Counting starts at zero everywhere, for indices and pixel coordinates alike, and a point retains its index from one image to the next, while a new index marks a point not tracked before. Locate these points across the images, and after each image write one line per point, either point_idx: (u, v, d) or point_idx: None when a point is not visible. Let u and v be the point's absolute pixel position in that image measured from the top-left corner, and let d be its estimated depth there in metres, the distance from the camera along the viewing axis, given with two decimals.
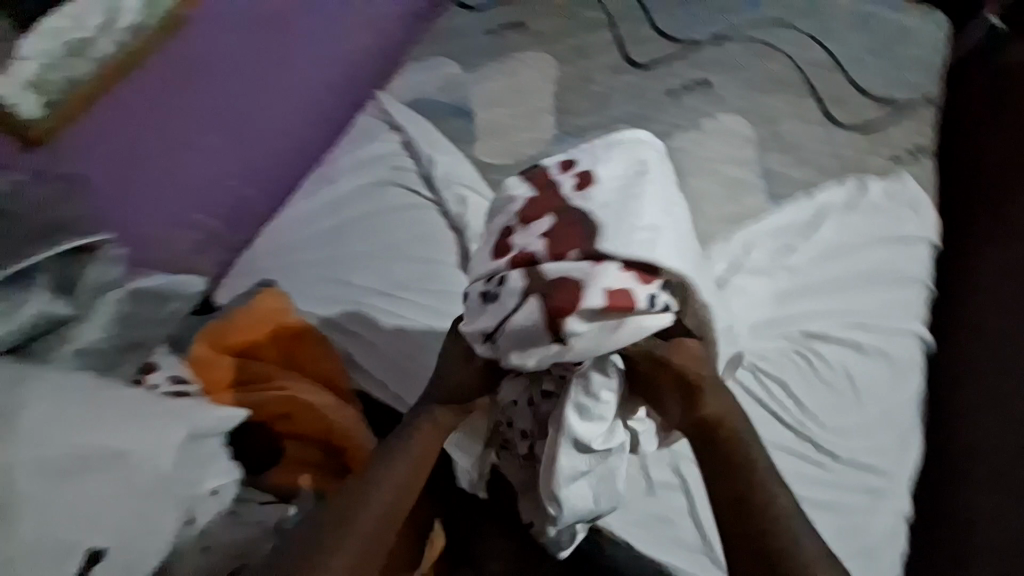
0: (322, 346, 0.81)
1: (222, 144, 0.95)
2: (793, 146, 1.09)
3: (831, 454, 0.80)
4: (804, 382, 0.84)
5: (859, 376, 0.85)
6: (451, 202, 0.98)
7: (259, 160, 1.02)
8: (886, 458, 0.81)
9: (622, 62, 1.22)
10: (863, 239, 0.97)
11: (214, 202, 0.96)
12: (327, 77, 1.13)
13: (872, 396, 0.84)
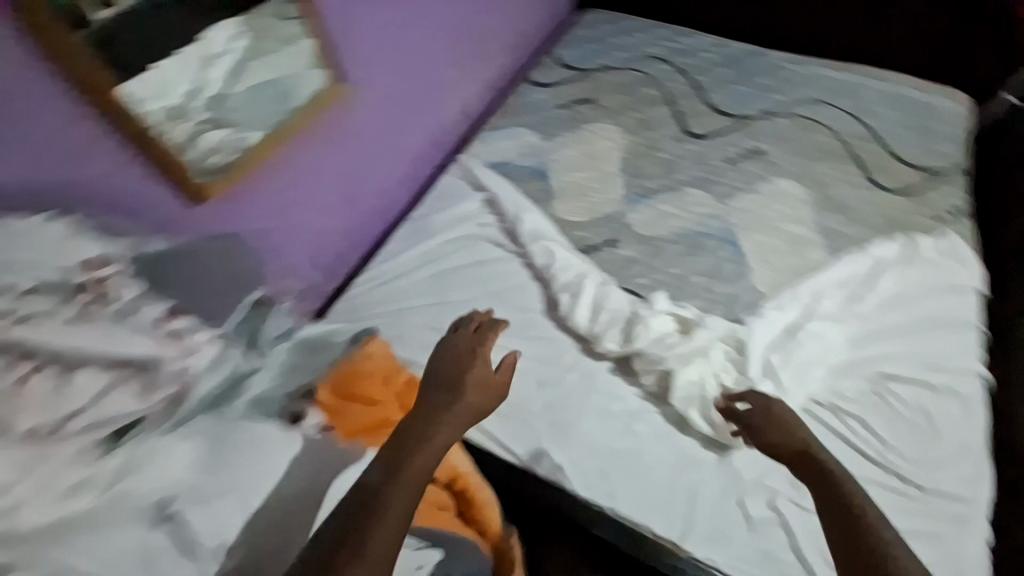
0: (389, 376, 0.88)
1: (349, 186, 1.11)
2: (844, 207, 1.21)
3: (917, 487, 0.84)
4: (894, 428, 0.88)
5: (936, 416, 0.89)
6: (539, 257, 1.08)
7: (346, 208, 1.11)
8: (969, 488, 0.84)
9: (679, 131, 1.37)
10: (921, 288, 1.04)
11: (322, 251, 1.10)
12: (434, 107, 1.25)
13: (947, 429, 0.88)
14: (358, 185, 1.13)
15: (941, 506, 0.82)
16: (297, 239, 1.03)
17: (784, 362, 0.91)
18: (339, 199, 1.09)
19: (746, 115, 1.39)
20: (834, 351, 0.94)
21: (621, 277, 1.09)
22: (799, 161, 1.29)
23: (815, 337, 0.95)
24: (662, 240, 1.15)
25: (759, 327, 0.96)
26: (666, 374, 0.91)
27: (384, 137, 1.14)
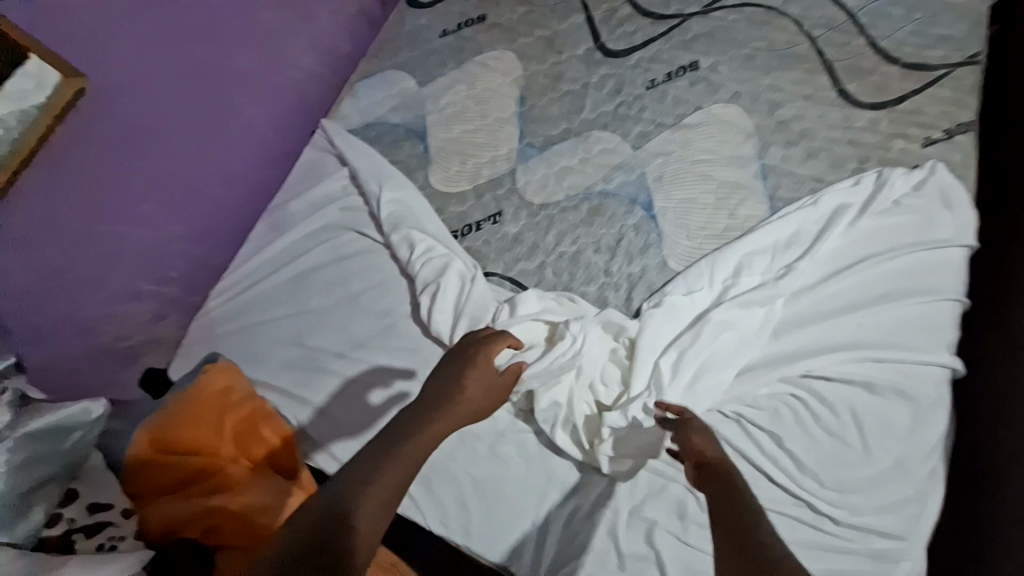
0: (232, 415, 0.76)
1: (177, 182, 0.90)
2: (799, 134, 0.92)
3: (830, 515, 0.69)
4: (814, 431, 0.72)
5: (868, 421, 0.72)
6: (400, 250, 0.89)
7: (180, 211, 0.92)
8: (900, 517, 0.69)
9: (593, 48, 1.06)
10: (880, 248, 0.81)
11: (166, 266, 0.92)
12: (258, 58, 0.99)
13: (885, 440, 0.71)
14: (191, 179, 0.92)
15: (859, 539, 0.68)
16: (121, 261, 0.86)
17: (676, 366, 0.75)
18: (167, 201, 0.90)
19: (682, 13, 1.05)
20: (747, 346, 0.76)
21: (503, 263, 0.90)
22: (746, 73, 0.98)
23: (722, 328, 0.76)
24: (555, 206, 0.92)
25: (656, 319, 0.78)
26: (530, 392, 0.78)
27: (199, 112, 0.92)
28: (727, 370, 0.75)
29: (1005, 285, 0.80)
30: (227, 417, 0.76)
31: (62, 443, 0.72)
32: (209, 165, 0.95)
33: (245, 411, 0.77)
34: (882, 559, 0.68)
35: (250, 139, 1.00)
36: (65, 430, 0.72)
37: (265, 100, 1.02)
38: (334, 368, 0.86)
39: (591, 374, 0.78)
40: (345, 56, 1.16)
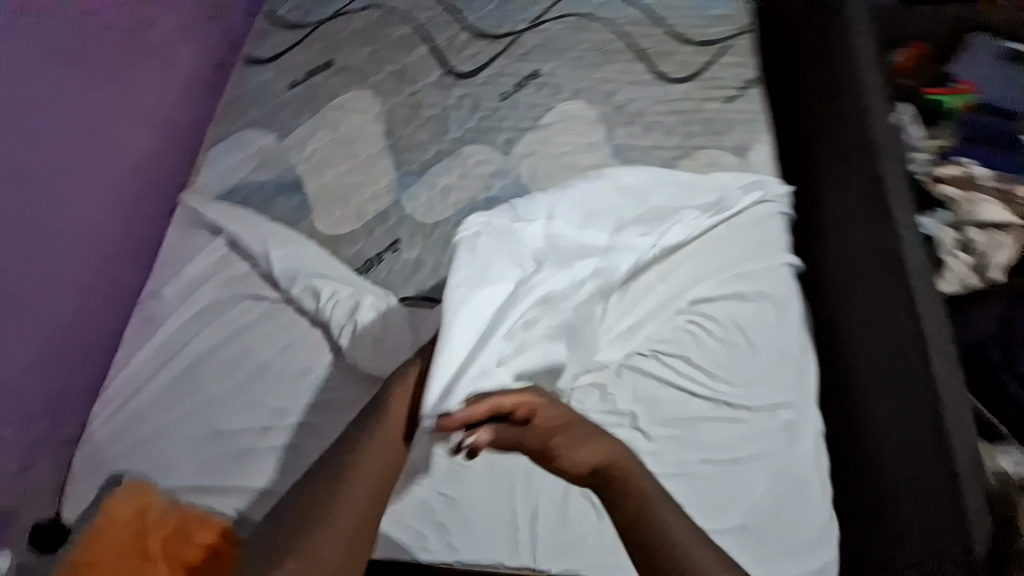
0: (148, 536, 0.66)
1: (19, 295, 0.79)
2: (635, 115, 1.07)
3: (743, 408, 0.80)
4: (710, 345, 0.83)
5: (749, 324, 0.85)
6: (305, 301, 0.87)
7: (28, 333, 0.80)
8: (793, 392, 0.82)
9: (443, 74, 1.13)
10: (717, 188, 0.98)
11: (23, 394, 0.80)
12: (90, 149, 0.91)
13: (765, 336, 0.84)
14: (34, 291, 0.82)
15: (769, 420, 0.79)
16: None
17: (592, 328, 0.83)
18: (10, 319, 0.78)
19: (513, 31, 1.17)
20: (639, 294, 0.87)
21: (413, 287, 0.91)
22: (579, 72, 1.12)
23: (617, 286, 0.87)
24: (447, 222, 0.97)
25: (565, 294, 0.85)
26: None
27: (31, 221, 0.81)
28: (637, 317, 0.84)
29: (805, 193, 1.01)
30: (143, 541, 0.66)
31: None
32: (54, 268, 0.85)
33: (165, 526, 0.67)
34: (795, 432, 0.79)
35: (93, 235, 0.92)
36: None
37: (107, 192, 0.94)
38: (263, 443, 0.80)
39: None
40: (187, 129, 1.11)
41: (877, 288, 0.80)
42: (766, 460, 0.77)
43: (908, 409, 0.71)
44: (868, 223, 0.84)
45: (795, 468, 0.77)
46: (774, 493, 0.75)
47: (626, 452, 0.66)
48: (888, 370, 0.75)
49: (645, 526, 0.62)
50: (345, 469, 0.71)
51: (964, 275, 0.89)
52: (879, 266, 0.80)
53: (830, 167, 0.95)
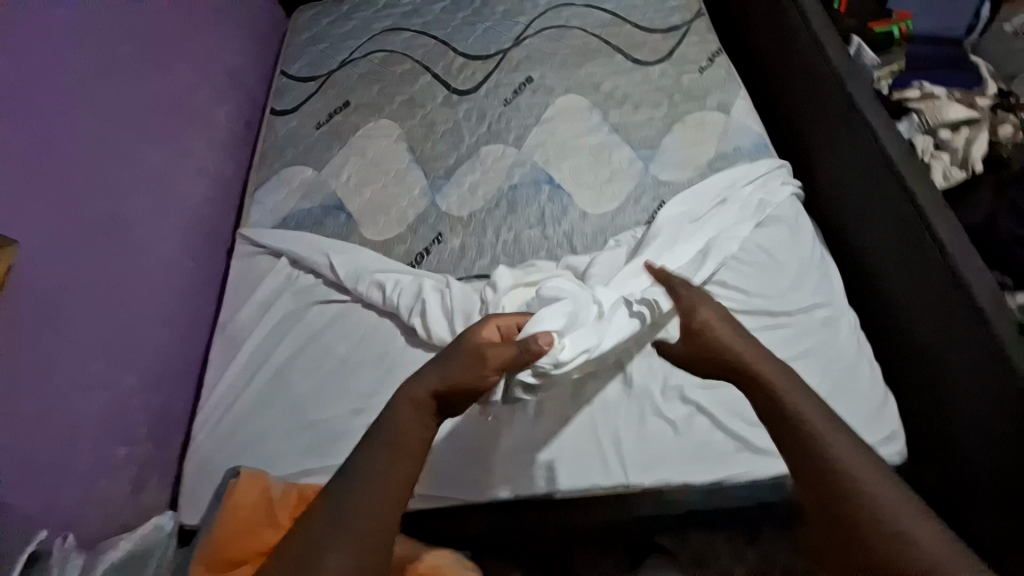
0: (278, 511, 0.74)
1: (117, 334, 0.89)
2: (623, 97, 1.21)
3: (783, 312, 0.89)
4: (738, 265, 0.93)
5: (767, 244, 0.96)
6: (372, 294, 0.96)
7: (127, 365, 0.89)
8: (822, 291, 0.91)
9: (449, 94, 1.28)
10: (710, 142, 1.11)
11: (131, 422, 0.88)
12: (157, 202, 1.01)
13: (782, 251, 0.95)
14: (127, 327, 0.91)
15: (807, 318, 0.88)
16: (87, 428, 0.81)
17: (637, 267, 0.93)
18: (113, 356, 0.88)
19: (502, 49, 1.33)
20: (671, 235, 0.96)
21: (463, 268, 1.02)
22: (567, 72, 1.27)
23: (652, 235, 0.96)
24: (480, 212, 1.08)
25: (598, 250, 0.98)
26: None
27: (116, 267, 0.91)
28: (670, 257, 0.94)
29: (780, 132, 1.14)
30: (275, 514, 0.74)
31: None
32: (142, 309, 0.94)
33: (292, 499, 0.76)
34: (832, 325, 0.87)
35: (170, 277, 1.01)
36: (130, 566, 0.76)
37: (174, 238, 1.04)
38: (356, 423, 0.88)
39: None
40: (231, 180, 1.24)
41: (865, 182, 0.89)
42: (814, 354, 0.85)
43: (923, 275, 0.78)
44: (840, 133, 0.95)
45: (841, 355, 0.85)
46: (829, 381, 0.82)
47: (764, 356, 0.67)
48: (899, 245, 0.82)
49: (814, 450, 0.57)
50: (373, 446, 0.61)
51: (948, 167, 0.98)
52: (865, 160, 0.89)
53: (796, 99, 1.08)
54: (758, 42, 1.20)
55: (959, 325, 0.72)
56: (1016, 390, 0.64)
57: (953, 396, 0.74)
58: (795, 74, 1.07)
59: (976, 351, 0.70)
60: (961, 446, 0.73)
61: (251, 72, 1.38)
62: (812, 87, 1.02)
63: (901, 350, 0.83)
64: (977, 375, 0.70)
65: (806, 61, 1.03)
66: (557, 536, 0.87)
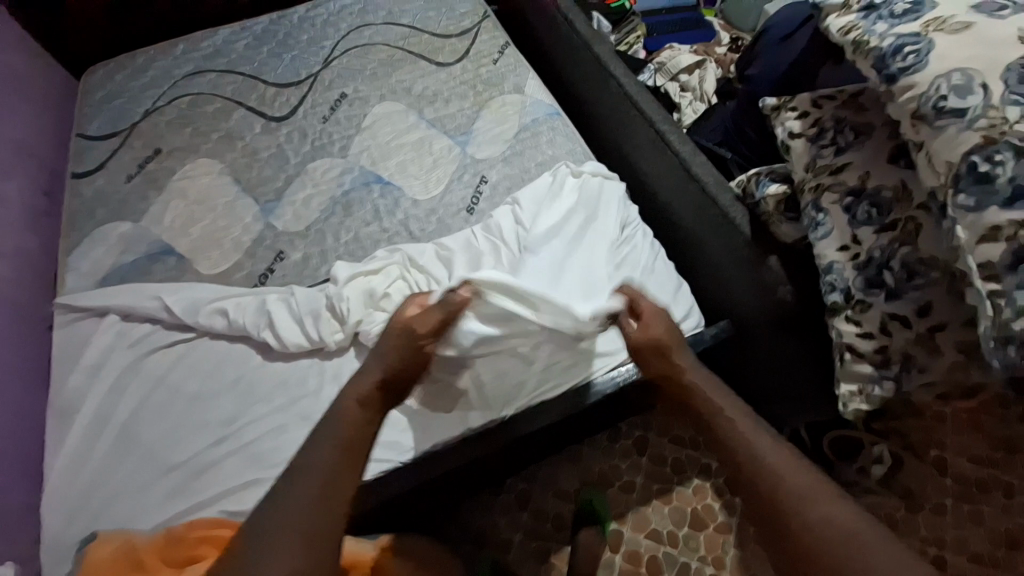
0: (142, 560, 0.71)
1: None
2: (433, 96, 1.33)
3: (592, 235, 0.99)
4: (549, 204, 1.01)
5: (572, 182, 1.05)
6: (215, 322, 0.94)
7: None
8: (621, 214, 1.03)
9: (266, 122, 1.30)
10: (512, 118, 1.25)
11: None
12: None
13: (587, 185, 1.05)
14: None
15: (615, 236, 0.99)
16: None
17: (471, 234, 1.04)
18: None
19: (312, 73, 1.38)
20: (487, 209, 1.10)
21: (309, 277, 1.05)
22: (378, 83, 1.36)
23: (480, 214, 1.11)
24: (317, 222, 1.12)
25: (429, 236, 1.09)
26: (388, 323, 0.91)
27: None
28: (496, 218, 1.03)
29: (565, 100, 1.33)
30: (137, 564, 0.71)
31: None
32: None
33: (158, 541, 0.74)
34: (634, 238, 1.00)
35: None
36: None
37: None
38: (219, 451, 0.84)
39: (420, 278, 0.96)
40: (35, 253, 1.14)
41: (623, 125, 1.09)
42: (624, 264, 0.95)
43: (672, 182, 0.97)
44: (601, 90, 1.15)
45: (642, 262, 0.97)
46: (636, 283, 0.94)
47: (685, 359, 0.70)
48: (655, 165, 1.02)
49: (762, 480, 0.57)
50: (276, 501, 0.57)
51: (692, 103, 1.23)
52: (623, 107, 1.09)
53: (568, 69, 1.26)
54: (532, 26, 1.37)
55: (700, 210, 0.91)
56: (750, 244, 0.82)
57: (715, 267, 0.92)
58: (562, 51, 1.26)
59: (716, 224, 0.88)
60: (729, 300, 0.91)
61: (41, 140, 1.28)
62: (577, 57, 1.21)
63: (676, 248, 1.02)
64: (721, 243, 0.88)
65: (566, 40, 1.23)
66: (452, 483, 0.95)
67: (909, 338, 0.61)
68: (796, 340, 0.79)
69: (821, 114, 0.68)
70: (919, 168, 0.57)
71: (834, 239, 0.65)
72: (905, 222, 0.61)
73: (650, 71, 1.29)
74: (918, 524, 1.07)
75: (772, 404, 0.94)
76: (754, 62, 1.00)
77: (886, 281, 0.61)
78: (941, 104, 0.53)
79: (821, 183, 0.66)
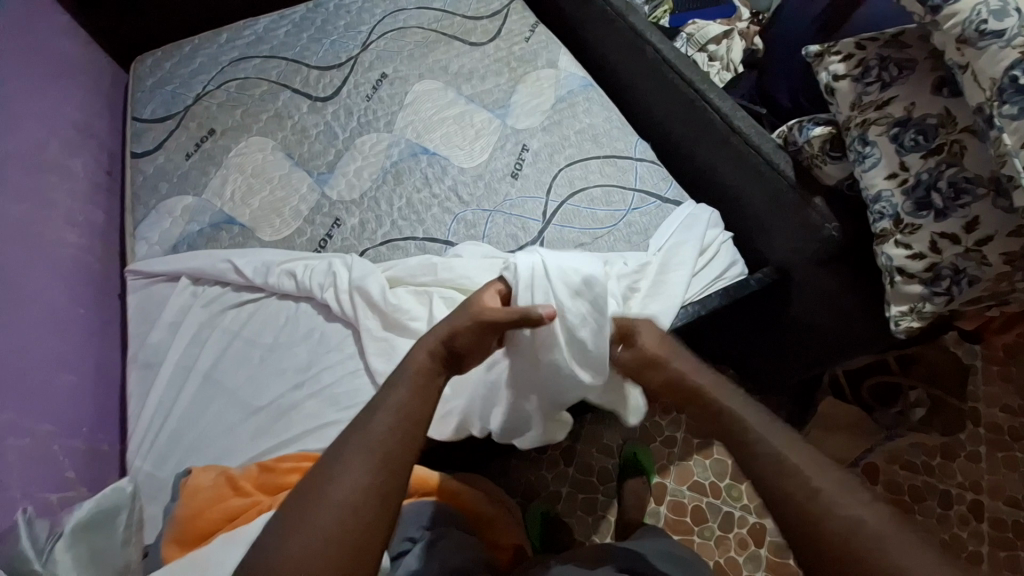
0: (237, 492, 0.77)
1: (26, 383, 0.88)
2: (471, 73, 1.38)
3: (633, 226, 1.07)
4: (591, 209, 1.10)
5: (602, 173, 1.14)
6: (284, 282, 1.00)
7: (42, 414, 0.89)
8: (656, 194, 1.11)
9: (311, 103, 1.36)
10: (550, 90, 1.30)
11: (57, 469, 0.87)
12: (39, 260, 1.01)
13: (619, 179, 1.13)
14: (34, 378, 0.90)
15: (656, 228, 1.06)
16: (13, 476, 0.79)
17: (525, 209, 1.13)
18: (23, 406, 0.86)
19: (352, 55, 1.44)
20: (532, 175, 1.17)
21: (367, 241, 1.12)
22: (416, 63, 1.40)
23: (523, 180, 1.16)
24: (369, 191, 1.18)
25: (478, 200, 1.15)
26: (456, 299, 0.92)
27: (16, 324, 0.91)
28: (549, 207, 1.12)
29: (598, 74, 1.38)
30: (234, 492, 0.77)
31: (113, 533, 0.71)
32: (45, 358, 0.94)
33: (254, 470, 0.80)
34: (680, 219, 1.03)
35: (68, 329, 1.01)
36: (111, 514, 0.72)
37: (63, 290, 1.04)
38: (301, 395, 0.91)
39: (479, 249, 1.00)
40: (103, 227, 1.21)
41: (660, 91, 1.15)
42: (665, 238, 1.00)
43: (712, 140, 1.03)
44: (636, 61, 1.21)
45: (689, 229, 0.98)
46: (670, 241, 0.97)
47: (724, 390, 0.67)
48: (693, 125, 1.07)
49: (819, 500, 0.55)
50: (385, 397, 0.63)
51: (719, 73, 1.28)
52: (661, 74, 1.14)
53: (602, 41, 1.31)
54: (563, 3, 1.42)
55: (744, 166, 0.96)
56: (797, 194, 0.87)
57: (760, 220, 0.97)
58: (595, 24, 1.31)
59: (761, 178, 0.93)
60: (771, 246, 0.97)
61: (101, 123, 1.35)
62: (611, 29, 1.26)
63: (718, 206, 1.07)
64: (765, 197, 0.94)
65: (599, 14, 1.29)
66: None
67: (958, 252, 0.66)
68: (837, 276, 0.85)
69: (865, 55, 0.73)
70: (966, 88, 0.63)
71: (883, 168, 0.70)
72: (950, 145, 0.66)
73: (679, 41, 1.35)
74: (953, 467, 1.14)
75: (808, 346, 0.99)
76: (778, 27, 1.03)
77: (935, 202, 0.67)
78: (982, 28, 0.59)
79: (867, 119, 0.72)
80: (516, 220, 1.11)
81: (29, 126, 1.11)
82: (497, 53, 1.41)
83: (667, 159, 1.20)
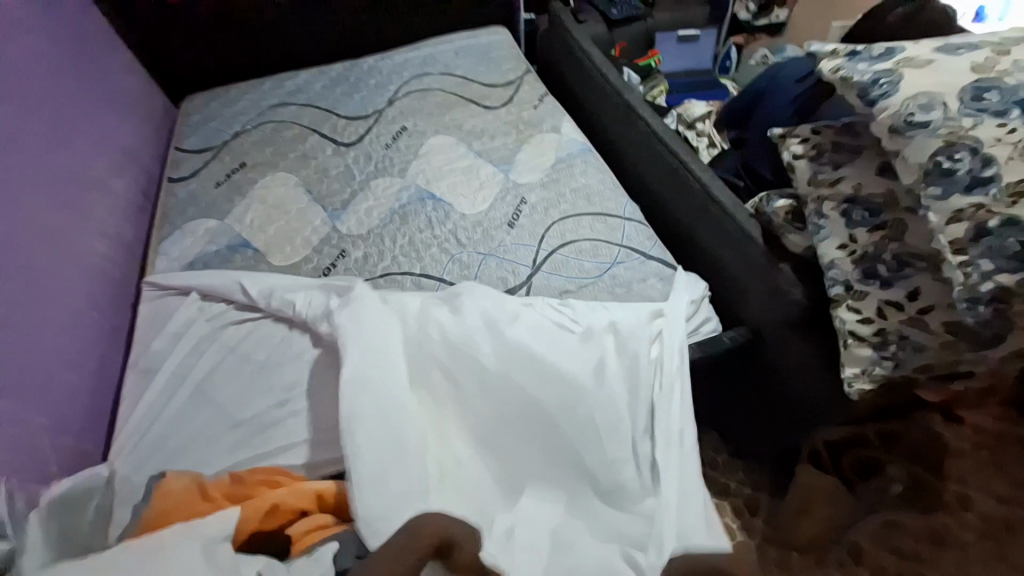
0: (206, 498, 0.79)
1: (27, 376, 0.93)
2: (482, 132, 1.52)
3: (616, 280, 1.14)
4: (577, 260, 1.17)
5: (591, 228, 1.23)
6: (285, 303, 1.07)
7: (40, 407, 0.93)
8: (640, 251, 1.18)
9: (335, 147, 1.50)
10: (551, 152, 1.43)
11: (42, 461, 0.90)
12: (66, 264, 1.10)
13: (606, 235, 1.22)
14: (39, 372, 0.96)
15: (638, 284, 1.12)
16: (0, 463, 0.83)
17: (518, 255, 1.21)
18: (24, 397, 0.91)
19: (377, 110, 1.60)
20: (527, 225, 1.26)
21: (368, 272, 1.20)
22: (434, 120, 1.55)
23: (518, 230, 1.25)
24: (376, 228, 1.28)
25: (475, 243, 1.24)
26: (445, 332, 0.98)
27: (34, 321, 0.98)
28: (539, 255, 1.20)
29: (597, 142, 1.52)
30: (203, 498, 0.79)
31: (82, 514, 0.77)
32: (53, 354, 1.00)
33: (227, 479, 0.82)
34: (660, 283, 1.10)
35: (81, 329, 1.08)
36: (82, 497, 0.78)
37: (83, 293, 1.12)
38: (284, 411, 0.95)
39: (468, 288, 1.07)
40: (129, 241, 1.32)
41: (649, 160, 1.26)
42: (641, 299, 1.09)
43: (692, 206, 1.12)
44: (629, 133, 1.33)
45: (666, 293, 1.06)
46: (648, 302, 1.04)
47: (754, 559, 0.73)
48: (676, 192, 1.17)
49: None
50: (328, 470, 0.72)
51: (706, 149, 1.40)
52: (651, 144, 1.25)
53: (602, 113, 1.45)
54: (570, 79, 1.59)
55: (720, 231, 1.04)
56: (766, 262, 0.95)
57: (732, 284, 1.05)
58: (596, 98, 1.46)
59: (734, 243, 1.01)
60: (740, 308, 1.04)
61: (146, 150, 1.50)
62: (610, 104, 1.40)
63: (697, 267, 1.15)
64: (737, 262, 1.02)
65: (601, 90, 1.44)
66: None
67: (903, 319, 0.72)
68: (803, 340, 0.92)
69: (820, 139, 0.82)
70: (898, 171, 0.70)
71: (834, 239, 0.77)
72: (892, 221, 0.73)
73: (671, 117, 1.48)
74: (945, 555, 1.09)
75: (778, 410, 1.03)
76: (757, 112, 1.15)
77: (880, 272, 0.73)
78: (911, 119, 0.67)
79: (820, 195, 0.80)
80: (508, 264, 1.19)
81: (82, 148, 1.25)
82: (508, 117, 1.55)
83: (653, 221, 1.29)
